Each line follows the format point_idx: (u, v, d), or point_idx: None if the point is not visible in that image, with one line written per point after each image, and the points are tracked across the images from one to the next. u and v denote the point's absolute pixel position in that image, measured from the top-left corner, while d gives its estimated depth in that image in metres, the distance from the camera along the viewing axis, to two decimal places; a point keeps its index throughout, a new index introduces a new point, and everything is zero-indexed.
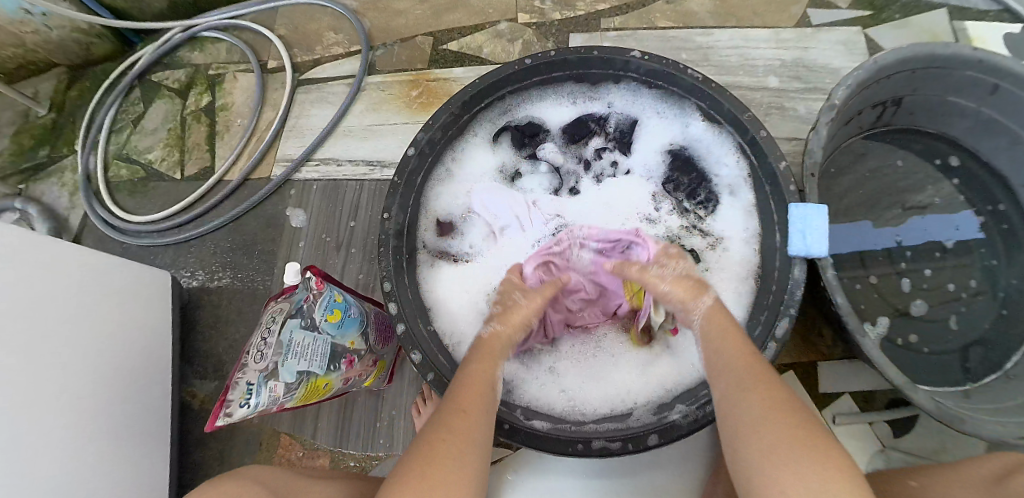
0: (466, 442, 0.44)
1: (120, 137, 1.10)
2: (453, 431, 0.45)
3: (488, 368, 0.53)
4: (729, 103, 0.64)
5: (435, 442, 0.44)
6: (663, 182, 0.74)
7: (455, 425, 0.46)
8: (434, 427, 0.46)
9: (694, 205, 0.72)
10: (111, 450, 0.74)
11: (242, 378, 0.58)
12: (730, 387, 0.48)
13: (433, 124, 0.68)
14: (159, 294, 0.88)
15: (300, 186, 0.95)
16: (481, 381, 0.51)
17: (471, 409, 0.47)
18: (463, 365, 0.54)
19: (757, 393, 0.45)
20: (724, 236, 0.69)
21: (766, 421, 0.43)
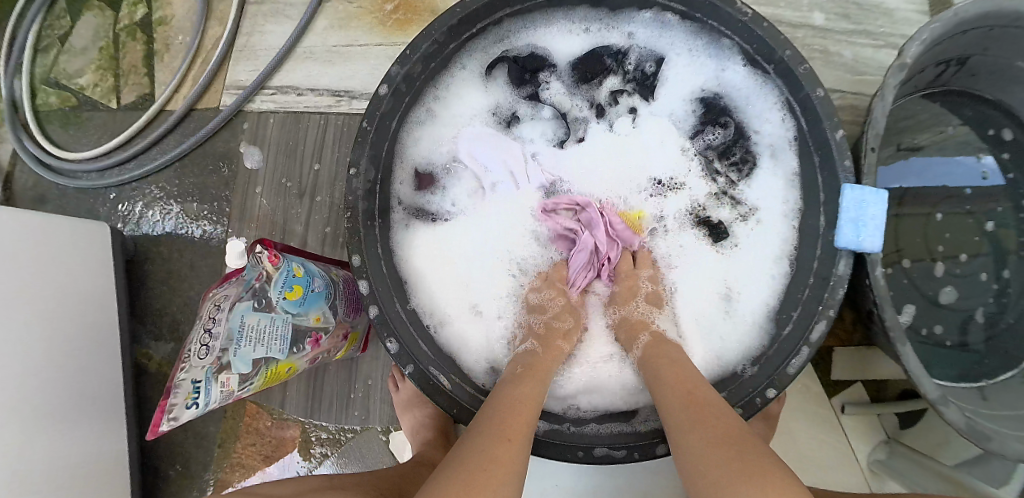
0: (508, 470, 0.39)
1: (46, 58, 0.92)
2: (509, 455, 0.40)
3: (532, 391, 0.48)
4: (789, 50, 0.53)
5: (490, 466, 0.38)
6: (691, 135, 0.63)
7: (510, 447, 0.41)
8: (473, 453, 0.40)
9: (726, 166, 0.62)
10: (54, 431, 0.66)
11: (186, 378, 0.48)
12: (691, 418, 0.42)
13: (411, 54, 0.55)
14: (94, 248, 0.77)
15: (255, 118, 0.81)
16: (525, 407, 0.46)
17: (512, 433, 0.42)
18: (502, 387, 0.49)
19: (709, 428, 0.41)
20: (758, 207, 0.61)
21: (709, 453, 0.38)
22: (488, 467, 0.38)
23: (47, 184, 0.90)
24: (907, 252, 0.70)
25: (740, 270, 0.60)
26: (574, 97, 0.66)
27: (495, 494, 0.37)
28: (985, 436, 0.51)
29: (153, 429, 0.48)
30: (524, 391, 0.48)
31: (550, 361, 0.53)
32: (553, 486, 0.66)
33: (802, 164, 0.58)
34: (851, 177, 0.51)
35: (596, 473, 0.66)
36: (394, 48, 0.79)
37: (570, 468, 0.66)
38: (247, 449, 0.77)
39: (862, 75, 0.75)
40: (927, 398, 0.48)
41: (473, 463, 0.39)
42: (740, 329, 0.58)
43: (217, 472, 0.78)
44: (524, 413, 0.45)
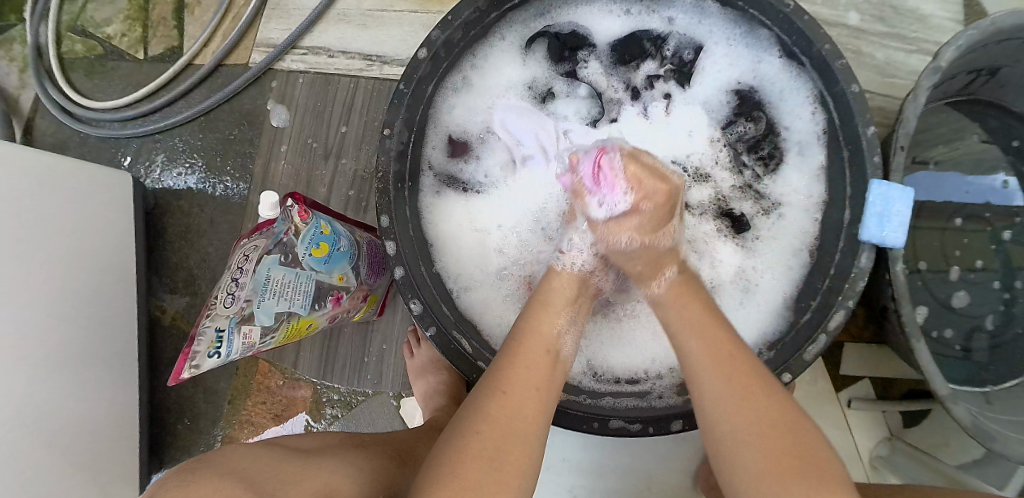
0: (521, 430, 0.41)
1: (74, 5, 0.92)
2: (506, 416, 0.41)
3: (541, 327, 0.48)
4: (827, 44, 0.52)
5: (481, 431, 0.40)
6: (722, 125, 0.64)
7: (507, 405, 0.41)
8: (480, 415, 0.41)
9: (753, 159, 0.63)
10: (70, 371, 0.67)
11: (210, 326, 0.50)
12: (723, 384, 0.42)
13: (453, 21, 0.54)
14: (117, 198, 0.78)
15: (283, 78, 0.81)
16: (538, 358, 0.45)
17: (514, 387, 0.43)
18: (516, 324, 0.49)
19: (740, 395, 0.42)
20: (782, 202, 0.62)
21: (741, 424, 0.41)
22: (476, 429, 0.40)
23: (69, 132, 0.91)
24: (924, 257, 0.70)
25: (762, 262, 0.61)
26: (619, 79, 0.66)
27: (484, 456, 0.39)
28: (990, 436, 0.52)
29: (175, 375, 0.50)
30: (534, 336, 0.46)
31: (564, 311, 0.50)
32: (559, 458, 0.67)
33: (828, 161, 0.58)
34: (878, 173, 0.51)
35: (602, 450, 0.67)
36: (427, 15, 0.78)
37: (579, 443, 0.67)
38: (257, 408, 0.78)
39: (894, 77, 0.74)
40: (937, 393, 0.49)
41: (466, 425, 0.40)
42: (757, 318, 0.59)
43: (226, 428, 0.79)
44: (529, 362, 0.45)
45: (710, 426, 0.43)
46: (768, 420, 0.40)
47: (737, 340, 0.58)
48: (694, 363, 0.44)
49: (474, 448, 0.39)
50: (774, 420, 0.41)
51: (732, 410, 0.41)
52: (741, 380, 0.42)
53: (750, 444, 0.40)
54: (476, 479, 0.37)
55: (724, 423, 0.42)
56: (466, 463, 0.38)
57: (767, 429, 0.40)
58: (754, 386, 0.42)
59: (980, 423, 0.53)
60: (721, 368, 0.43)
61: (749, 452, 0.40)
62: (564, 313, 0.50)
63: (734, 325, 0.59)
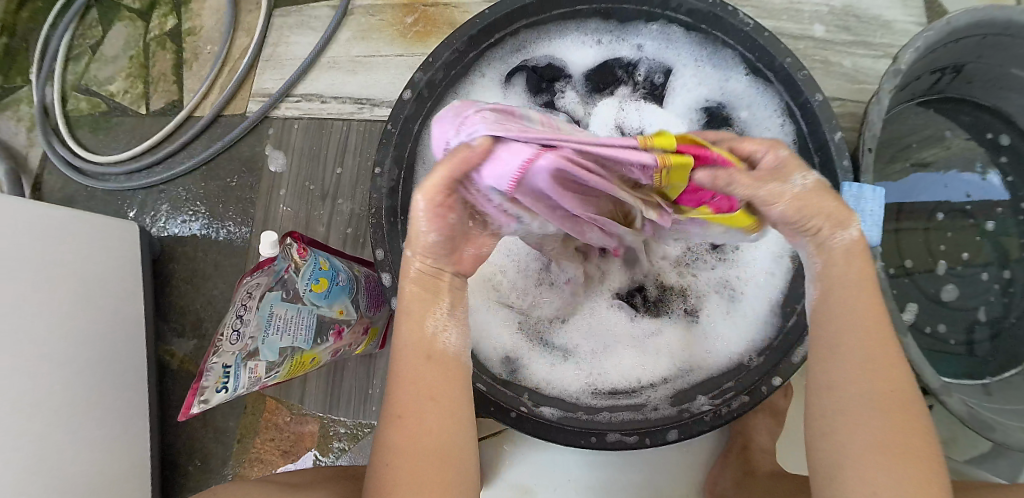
0: (452, 453, 0.40)
1: (78, 66, 0.97)
2: (413, 440, 0.39)
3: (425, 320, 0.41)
4: (789, 60, 0.56)
5: (418, 462, 0.39)
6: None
7: (409, 428, 0.40)
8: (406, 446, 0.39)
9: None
10: (83, 417, 0.69)
11: (217, 362, 0.51)
12: (859, 363, 0.38)
13: (433, 62, 0.58)
14: (125, 248, 0.81)
15: (280, 124, 0.85)
16: (434, 366, 0.41)
17: (433, 415, 0.40)
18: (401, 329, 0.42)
19: (875, 384, 0.38)
20: None
21: (865, 417, 0.37)
22: (390, 462, 0.39)
23: (77, 187, 0.94)
24: (909, 254, 0.72)
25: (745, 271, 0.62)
26: (608, 115, 0.69)
27: (406, 484, 0.38)
28: (988, 426, 0.53)
29: (186, 411, 0.52)
30: (416, 339, 0.42)
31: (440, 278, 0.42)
32: (566, 479, 0.68)
33: None
34: (850, 177, 0.54)
35: (609, 467, 0.68)
36: (414, 56, 0.83)
37: (584, 462, 0.68)
38: (267, 445, 0.79)
39: (863, 85, 0.77)
40: (929, 386, 0.50)
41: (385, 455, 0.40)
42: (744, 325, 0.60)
43: (237, 467, 0.80)
44: (420, 378, 0.41)
45: (827, 393, 0.39)
46: (896, 421, 0.37)
47: (723, 348, 0.59)
48: (833, 316, 0.40)
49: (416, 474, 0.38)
50: (886, 357, 0.38)
51: (863, 405, 0.37)
52: (888, 361, 0.38)
53: (870, 455, 0.36)
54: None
55: (850, 391, 0.38)
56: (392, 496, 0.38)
57: (895, 430, 0.37)
58: (891, 367, 0.38)
59: (977, 414, 0.53)
60: (877, 340, 0.39)
61: (876, 423, 0.37)
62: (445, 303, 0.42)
63: (723, 338, 0.60)
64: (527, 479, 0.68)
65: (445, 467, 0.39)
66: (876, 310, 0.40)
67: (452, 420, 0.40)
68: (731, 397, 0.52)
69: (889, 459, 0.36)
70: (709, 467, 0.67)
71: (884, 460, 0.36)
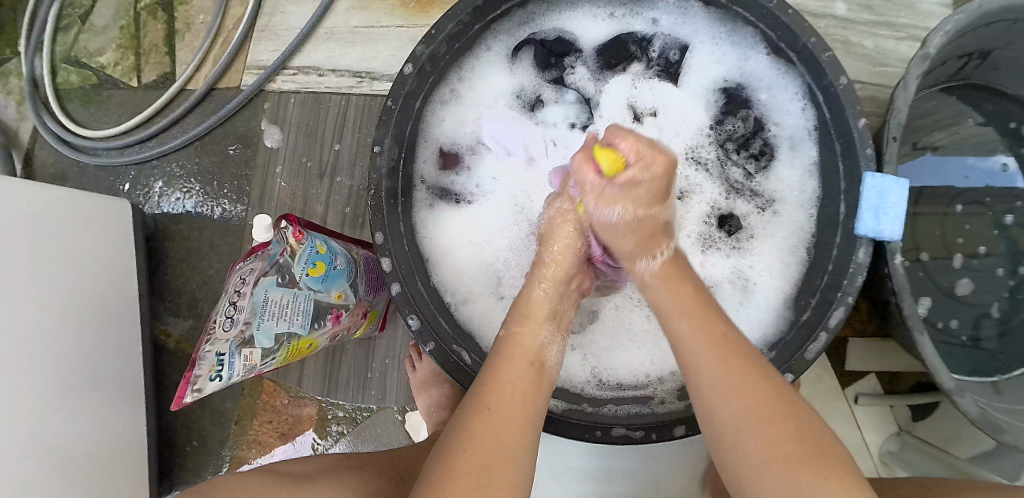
0: (509, 443, 0.40)
1: (67, 36, 0.93)
2: (491, 431, 0.40)
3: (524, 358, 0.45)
4: (812, 40, 0.53)
5: (467, 447, 0.39)
6: (711, 125, 0.64)
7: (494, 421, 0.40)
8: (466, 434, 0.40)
9: (745, 157, 0.63)
10: (78, 400, 0.67)
11: (210, 351, 0.50)
12: (724, 383, 0.41)
13: (436, 35, 0.55)
14: (119, 227, 0.79)
15: (276, 99, 0.82)
16: (517, 383, 0.43)
17: (496, 406, 0.41)
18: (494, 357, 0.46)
19: (743, 397, 0.40)
20: (777, 198, 0.61)
21: (751, 427, 0.40)
22: (471, 444, 0.39)
23: (68, 162, 0.92)
24: (925, 246, 0.70)
25: (759, 260, 0.61)
26: (620, 95, 0.65)
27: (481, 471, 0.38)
28: (999, 427, 0.52)
29: (179, 399, 0.51)
30: (516, 345, 0.46)
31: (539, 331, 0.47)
32: (567, 467, 0.67)
33: (821, 154, 0.58)
34: (871, 166, 0.51)
35: (610, 455, 0.66)
36: (415, 30, 0.79)
37: (585, 450, 0.66)
38: (264, 427, 0.78)
39: (885, 67, 0.74)
40: (943, 387, 0.48)
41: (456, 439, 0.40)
42: (755, 317, 0.59)
43: (234, 448, 0.80)
44: (512, 374, 0.44)
45: (711, 412, 0.42)
46: (769, 430, 0.39)
47: None
48: (682, 337, 0.45)
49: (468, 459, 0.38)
50: (740, 373, 0.41)
51: (742, 418, 0.40)
52: (738, 365, 0.42)
53: (773, 467, 0.38)
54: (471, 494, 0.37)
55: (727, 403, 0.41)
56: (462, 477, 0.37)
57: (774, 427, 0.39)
58: (747, 371, 0.41)
59: (989, 414, 0.52)
60: (723, 357, 0.42)
61: (753, 430, 0.39)
62: (545, 323, 0.48)
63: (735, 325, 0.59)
64: None
65: (497, 457, 0.39)
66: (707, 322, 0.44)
67: (526, 421, 0.41)
68: None
69: (788, 463, 0.38)
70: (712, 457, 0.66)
71: (774, 453, 0.38)
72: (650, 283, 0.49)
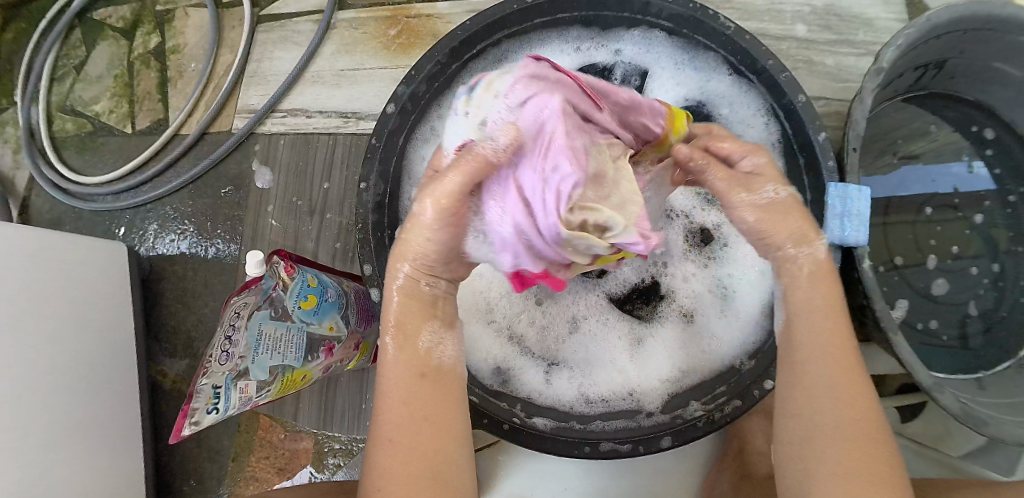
0: (439, 455, 0.42)
1: (63, 86, 0.97)
2: (424, 443, 0.42)
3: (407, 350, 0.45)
4: (770, 59, 0.56)
5: (406, 465, 0.41)
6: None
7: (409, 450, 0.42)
8: (393, 457, 0.42)
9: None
10: (77, 441, 0.68)
11: (206, 384, 0.50)
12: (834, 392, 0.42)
13: (416, 75, 0.59)
14: (114, 268, 0.81)
15: (266, 139, 0.85)
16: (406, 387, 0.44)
17: (420, 419, 0.43)
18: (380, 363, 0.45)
19: (852, 410, 0.41)
20: None
21: (836, 441, 0.40)
22: (382, 481, 0.42)
23: (64, 208, 0.94)
24: (898, 251, 0.72)
25: (735, 268, 0.62)
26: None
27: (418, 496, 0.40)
28: (981, 422, 0.53)
29: (176, 434, 0.51)
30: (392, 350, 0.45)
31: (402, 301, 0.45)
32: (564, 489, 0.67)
33: (785, 165, 0.61)
34: (835, 178, 0.54)
35: (605, 474, 0.67)
36: (399, 68, 0.83)
37: (580, 470, 0.67)
38: (261, 463, 0.79)
39: (847, 83, 0.78)
40: (922, 385, 0.50)
41: (391, 462, 0.42)
42: (739, 323, 0.60)
43: (231, 486, 0.80)
44: (403, 386, 0.44)
45: (796, 419, 0.43)
46: (857, 447, 0.40)
47: (718, 349, 0.59)
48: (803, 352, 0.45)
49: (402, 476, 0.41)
50: (852, 386, 0.42)
51: (852, 431, 0.40)
52: (851, 384, 0.42)
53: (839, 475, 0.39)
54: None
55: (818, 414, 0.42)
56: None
57: (862, 441, 0.40)
58: (859, 384, 0.42)
59: (970, 410, 0.54)
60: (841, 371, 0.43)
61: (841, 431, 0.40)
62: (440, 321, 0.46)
63: (716, 336, 0.60)
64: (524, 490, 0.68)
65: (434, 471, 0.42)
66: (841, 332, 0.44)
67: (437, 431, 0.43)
68: (724, 404, 0.53)
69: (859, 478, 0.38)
70: (705, 471, 0.67)
71: (854, 463, 0.39)
72: (801, 278, 0.46)
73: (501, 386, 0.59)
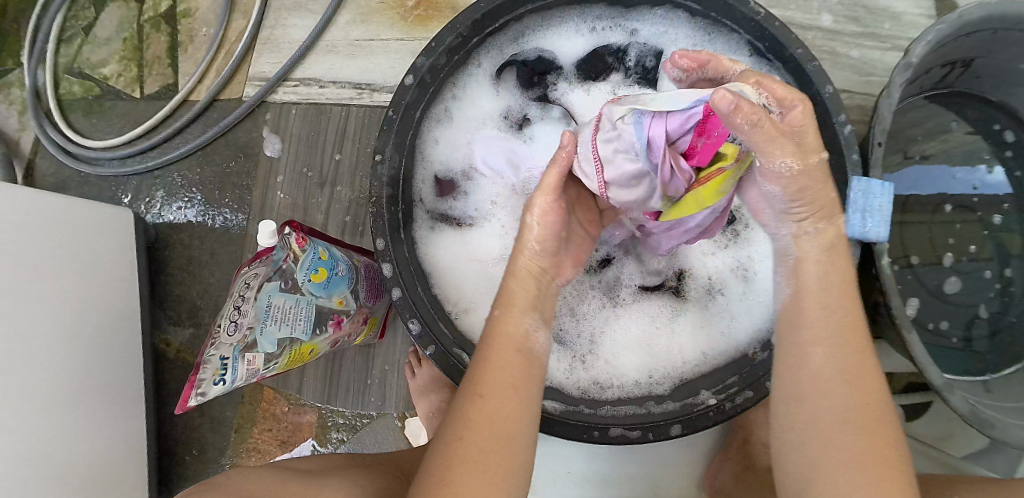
0: (508, 443, 0.40)
1: (70, 48, 0.95)
2: (486, 420, 0.40)
3: (511, 333, 0.44)
4: (800, 50, 0.55)
5: (465, 437, 0.39)
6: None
7: (486, 409, 0.40)
8: (460, 423, 0.40)
9: None
10: (79, 405, 0.68)
11: (214, 355, 0.51)
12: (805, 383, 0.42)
13: (437, 47, 0.57)
14: (122, 233, 0.80)
15: (277, 109, 0.83)
16: (506, 367, 0.43)
17: (490, 393, 0.41)
18: (477, 347, 0.45)
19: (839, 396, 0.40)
20: None
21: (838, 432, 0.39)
22: (444, 461, 0.39)
23: (70, 172, 0.93)
24: (914, 251, 0.71)
25: (757, 251, 0.62)
26: (595, 103, 0.67)
27: (471, 464, 0.38)
28: (988, 424, 0.53)
29: (182, 404, 0.51)
30: (502, 328, 0.45)
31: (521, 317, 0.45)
32: (567, 471, 0.68)
33: None
34: (858, 171, 0.52)
35: (607, 458, 0.68)
36: (414, 42, 0.81)
37: (583, 454, 0.68)
38: (264, 435, 0.79)
39: (871, 77, 0.76)
40: (932, 384, 0.49)
41: (451, 433, 0.40)
42: (757, 310, 0.60)
43: (234, 456, 0.80)
44: (502, 361, 0.43)
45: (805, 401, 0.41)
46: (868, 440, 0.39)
47: (735, 327, 0.60)
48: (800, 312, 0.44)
49: (469, 438, 0.39)
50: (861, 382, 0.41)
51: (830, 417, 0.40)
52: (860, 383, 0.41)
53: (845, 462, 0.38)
54: (464, 484, 0.37)
55: (823, 400, 0.41)
56: (454, 470, 0.38)
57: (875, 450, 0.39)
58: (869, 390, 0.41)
59: (978, 412, 0.53)
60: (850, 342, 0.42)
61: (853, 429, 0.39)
62: (529, 310, 0.46)
63: (734, 317, 0.61)
64: None
65: (493, 449, 0.39)
66: (858, 339, 0.42)
67: (519, 405, 0.41)
68: (736, 393, 0.52)
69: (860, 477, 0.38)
70: (708, 460, 0.67)
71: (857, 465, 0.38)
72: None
73: None
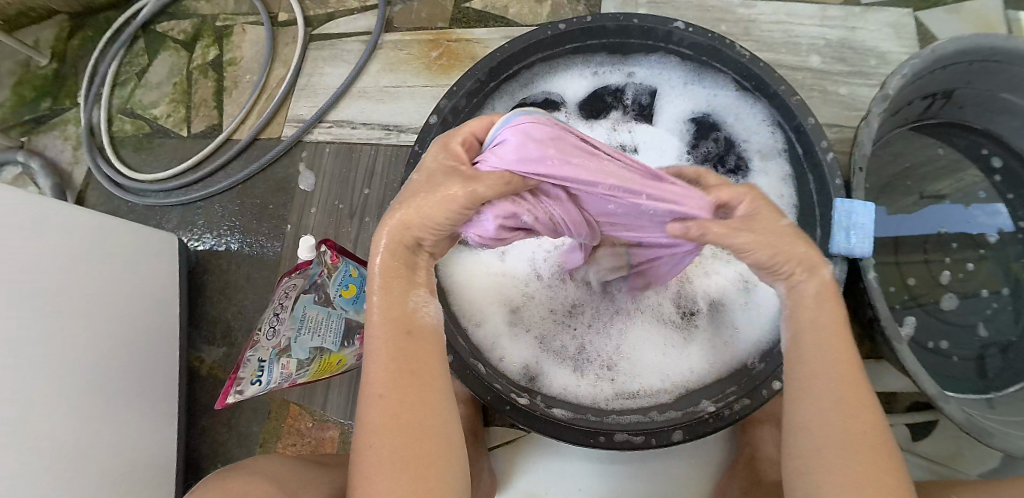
0: (439, 456, 0.39)
1: (123, 91, 1.05)
2: (417, 433, 0.39)
3: (395, 334, 0.41)
4: (781, 86, 0.62)
5: (398, 458, 0.38)
6: (687, 150, 0.72)
7: (414, 422, 0.39)
8: (384, 437, 0.39)
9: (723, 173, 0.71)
10: (120, 408, 0.74)
11: (253, 357, 0.57)
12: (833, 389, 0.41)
13: (458, 90, 0.66)
14: (167, 256, 0.88)
15: (312, 147, 0.92)
16: (419, 367, 0.41)
17: (408, 401, 0.39)
18: (366, 341, 0.41)
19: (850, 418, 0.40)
20: None
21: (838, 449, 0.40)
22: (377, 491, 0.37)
23: (119, 202, 1.02)
24: (910, 273, 0.76)
25: None
26: (599, 139, 0.74)
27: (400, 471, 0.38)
28: (988, 433, 0.56)
29: (223, 400, 0.58)
30: (388, 312, 0.41)
31: (405, 312, 0.42)
32: (578, 488, 0.72)
33: (792, 166, 0.67)
34: (841, 194, 0.59)
35: (617, 476, 0.72)
36: (437, 88, 0.90)
37: (595, 467, 0.72)
38: (288, 449, 0.84)
39: (858, 112, 0.83)
40: (929, 395, 0.53)
41: (381, 451, 0.38)
42: (757, 320, 0.66)
43: None
44: (400, 358, 0.40)
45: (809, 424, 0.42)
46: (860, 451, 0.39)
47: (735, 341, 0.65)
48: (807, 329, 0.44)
49: (398, 461, 0.38)
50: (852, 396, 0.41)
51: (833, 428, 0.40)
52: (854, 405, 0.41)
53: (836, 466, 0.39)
54: None
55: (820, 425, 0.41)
56: (397, 494, 0.37)
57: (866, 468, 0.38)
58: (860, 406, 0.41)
59: (976, 420, 0.57)
60: (845, 369, 0.41)
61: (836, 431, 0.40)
62: (417, 285, 0.43)
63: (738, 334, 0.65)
64: (539, 485, 0.72)
65: (430, 469, 0.38)
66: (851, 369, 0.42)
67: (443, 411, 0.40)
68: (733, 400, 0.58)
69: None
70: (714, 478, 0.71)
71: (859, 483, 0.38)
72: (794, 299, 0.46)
73: (529, 383, 0.64)
